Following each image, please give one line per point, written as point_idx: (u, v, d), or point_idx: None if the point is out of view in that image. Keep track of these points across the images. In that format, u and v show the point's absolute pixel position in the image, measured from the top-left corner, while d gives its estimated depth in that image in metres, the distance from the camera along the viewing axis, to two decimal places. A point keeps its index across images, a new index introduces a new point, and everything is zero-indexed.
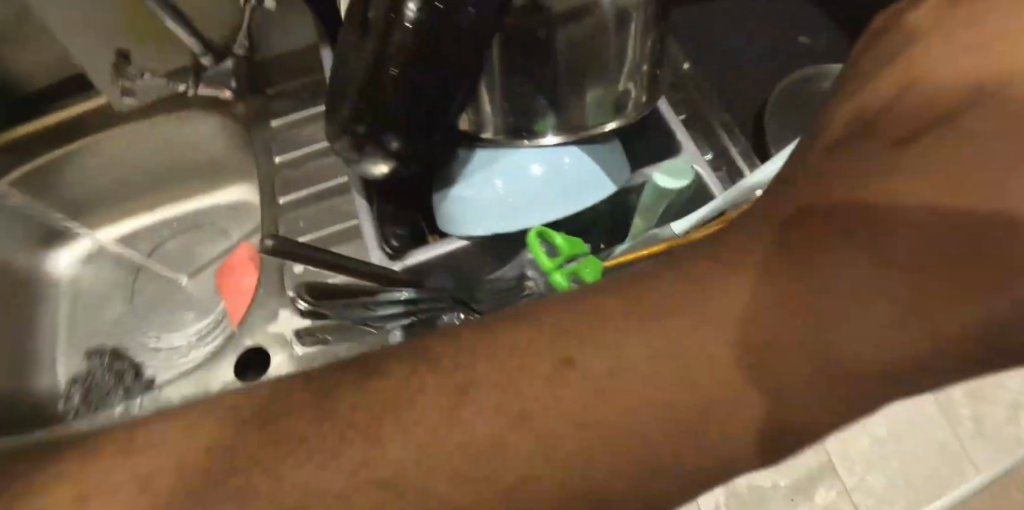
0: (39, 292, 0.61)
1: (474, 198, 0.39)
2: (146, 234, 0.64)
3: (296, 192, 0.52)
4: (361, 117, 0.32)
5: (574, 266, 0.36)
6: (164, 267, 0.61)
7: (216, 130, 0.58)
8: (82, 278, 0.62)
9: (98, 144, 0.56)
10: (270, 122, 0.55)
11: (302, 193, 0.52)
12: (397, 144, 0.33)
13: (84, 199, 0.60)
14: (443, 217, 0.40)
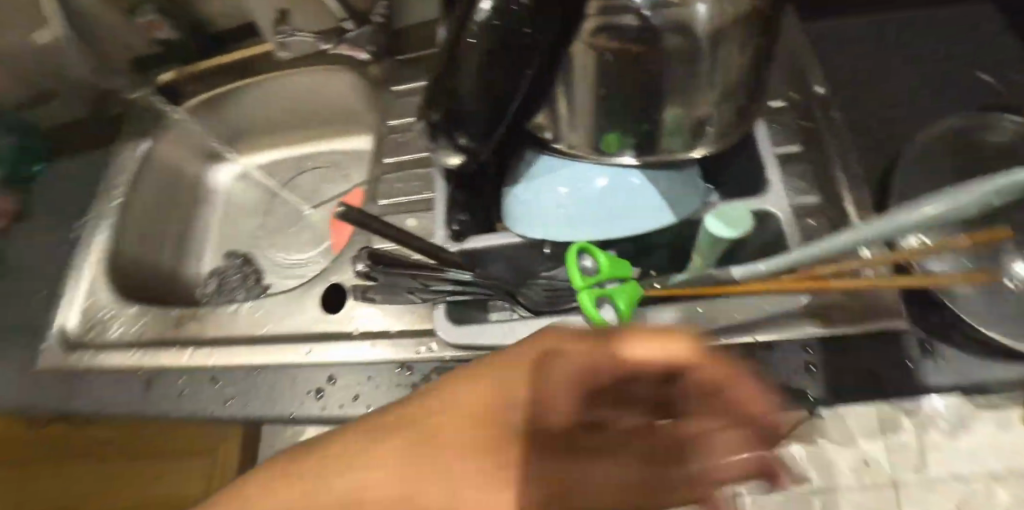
0: (205, 199, 0.75)
1: (539, 197, 0.41)
2: (285, 165, 0.75)
3: (399, 156, 0.52)
4: (439, 111, 0.37)
5: (609, 290, 0.38)
6: (294, 196, 0.72)
7: (348, 87, 0.65)
8: (234, 192, 0.76)
9: (256, 83, 0.67)
10: (390, 88, 0.59)
11: (403, 158, 0.52)
12: (465, 139, 0.37)
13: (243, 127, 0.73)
14: (508, 213, 0.42)
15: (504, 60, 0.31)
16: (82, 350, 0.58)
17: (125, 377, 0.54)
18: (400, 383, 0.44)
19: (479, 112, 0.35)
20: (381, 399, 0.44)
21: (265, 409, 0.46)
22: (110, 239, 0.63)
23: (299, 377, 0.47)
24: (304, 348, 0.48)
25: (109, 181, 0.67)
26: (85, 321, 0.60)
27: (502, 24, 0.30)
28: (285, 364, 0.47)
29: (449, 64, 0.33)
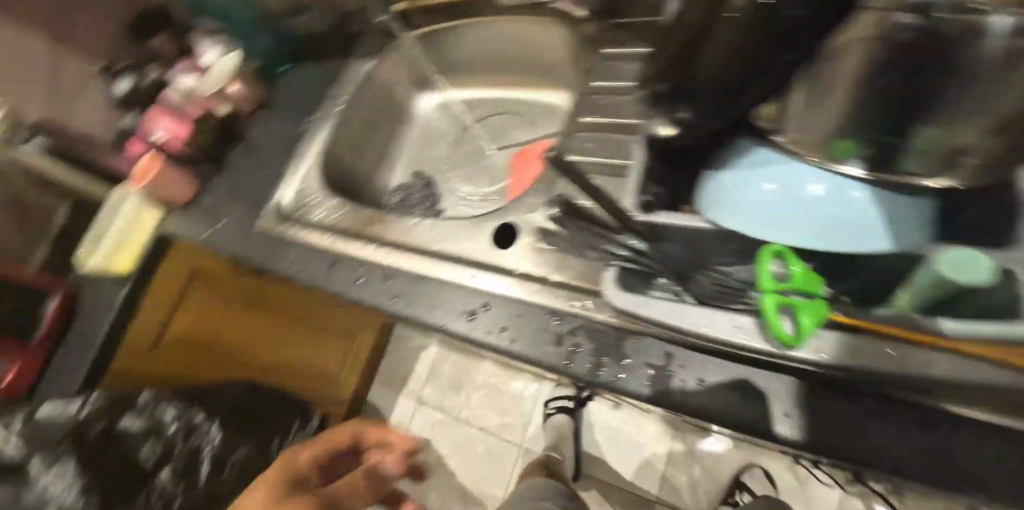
0: (403, 120, 0.84)
1: (742, 191, 0.37)
2: (477, 106, 0.81)
3: (598, 118, 0.54)
4: (666, 77, 0.33)
5: (795, 301, 0.35)
6: (480, 136, 0.79)
7: (559, 42, 0.67)
8: (430, 120, 0.84)
9: (474, 22, 0.72)
10: (601, 50, 0.59)
11: (601, 119, 0.53)
12: (686, 108, 0.34)
13: (450, 61, 0.79)
14: (705, 200, 0.39)
15: (772, 46, 0.27)
16: (290, 222, 0.69)
17: (319, 253, 0.64)
18: (547, 330, 0.46)
19: (714, 89, 0.32)
20: (528, 339, 0.47)
21: (422, 313, 0.52)
22: (326, 138, 0.74)
23: (458, 297, 0.51)
24: (468, 272, 0.52)
25: (337, 89, 0.77)
26: (296, 202, 0.72)
27: (772, 2, 0.25)
28: (450, 279, 0.52)
29: (697, 35, 0.29)
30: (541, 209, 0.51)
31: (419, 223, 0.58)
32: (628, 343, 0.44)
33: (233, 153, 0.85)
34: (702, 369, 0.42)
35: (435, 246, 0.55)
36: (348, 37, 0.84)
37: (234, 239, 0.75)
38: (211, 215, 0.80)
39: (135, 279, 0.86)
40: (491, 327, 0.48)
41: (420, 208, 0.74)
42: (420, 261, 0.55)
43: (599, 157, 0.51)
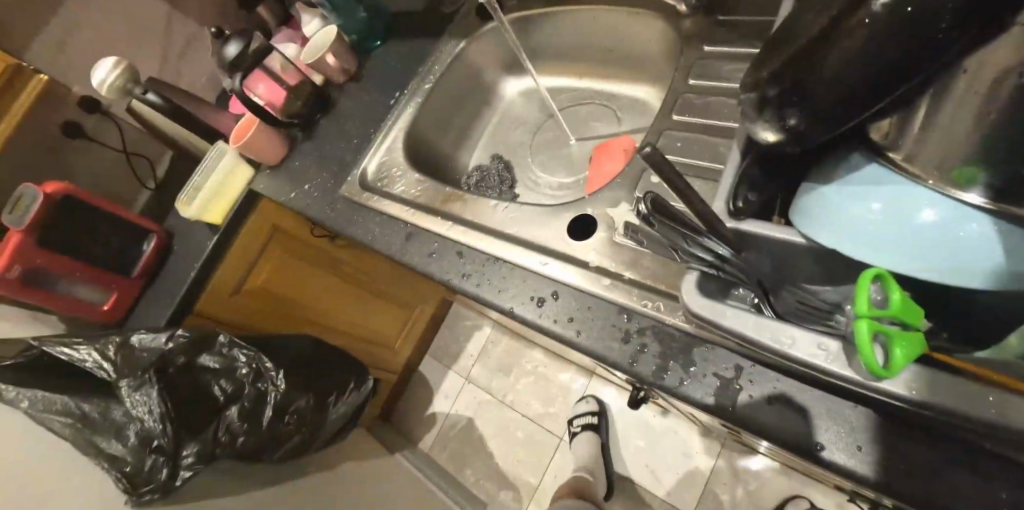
0: (487, 103, 0.86)
1: (860, 205, 0.31)
2: (561, 95, 0.81)
3: (693, 118, 0.52)
4: (775, 79, 0.29)
5: (889, 331, 0.29)
6: (562, 125, 0.79)
7: (656, 36, 0.65)
8: (514, 106, 0.85)
9: (568, 11, 0.71)
10: (704, 47, 0.56)
11: (693, 120, 0.52)
12: (799, 112, 0.29)
13: (538, 48, 0.79)
14: (811, 212, 0.34)
15: (918, 51, 0.23)
16: (372, 192, 0.73)
17: (397, 225, 0.67)
18: (617, 326, 0.46)
19: (832, 98, 0.27)
20: (596, 333, 0.47)
21: (492, 294, 0.53)
22: (413, 116, 0.78)
23: (529, 282, 0.52)
24: (540, 259, 0.52)
25: (425, 68, 0.80)
26: (379, 175, 0.75)
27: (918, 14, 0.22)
28: (521, 265, 0.53)
29: (820, 36, 0.26)
30: (621, 206, 0.51)
31: (496, 206, 0.60)
32: (698, 350, 0.43)
33: (324, 122, 0.90)
34: (775, 388, 0.40)
35: (511, 230, 0.56)
36: (442, 18, 0.86)
37: (317, 204, 0.80)
38: (300, 178, 0.86)
39: (223, 230, 0.94)
40: (558, 316, 0.49)
41: (496, 192, 0.76)
42: (492, 244, 0.56)
43: (689, 158, 0.50)
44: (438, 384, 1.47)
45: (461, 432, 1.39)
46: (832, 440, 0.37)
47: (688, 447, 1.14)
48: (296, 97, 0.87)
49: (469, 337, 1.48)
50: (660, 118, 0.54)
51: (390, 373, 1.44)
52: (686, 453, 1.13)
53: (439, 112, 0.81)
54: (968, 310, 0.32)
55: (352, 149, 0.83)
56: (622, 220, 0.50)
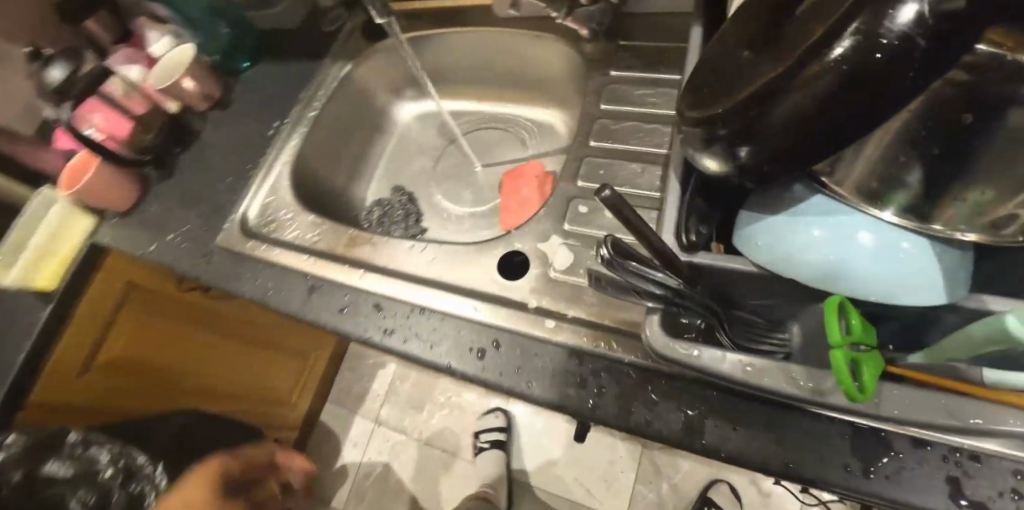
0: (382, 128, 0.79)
1: (812, 230, 0.32)
2: (464, 119, 0.77)
3: (611, 144, 0.52)
4: (727, 119, 0.29)
5: (857, 355, 0.29)
6: (467, 149, 0.74)
7: (559, 59, 0.64)
8: (412, 131, 0.79)
9: (465, 31, 0.68)
10: (610, 72, 0.56)
11: (612, 147, 0.52)
12: (748, 154, 0.30)
13: (436, 69, 0.75)
14: (758, 238, 0.34)
15: (874, 107, 0.23)
16: (259, 240, 0.62)
17: (295, 277, 0.57)
18: (570, 371, 0.43)
19: (782, 146, 0.27)
20: (550, 382, 0.43)
21: (423, 350, 0.47)
22: (299, 147, 0.68)
23: (464, 332, 0.47)
24: (476, 305, 0.47)
25: (308, 93, 0.71)
26: (266, 219, 0.64)
27: (880, 58, 0.22)
28: (454, 313, 0.47)
29: (776, 86, 0.26)
30: (554, 241, 0.48)
31: (414, 248, 0.53)
32: (657, 386, 0.41)
33: (184, 158, 0.76)
34: (735, 415, 0.39)
35: (438, 275, 0.51)
36: (322, 37, 0.77)
37: (184, 256, 0.67)
38: (157, 227, 0.71)
39: (58, 298, 0.74)
40: (504, 367, 0.44)
41: (401, 228, 0.69)
42: (416, 291, 0.50)
43: (613, 185, 0.50)
44: (348, 432, 1.34)
45: (379, 481, 1.28)
46: (794, 458, 0.37)
47: (613, 454, 1.16)
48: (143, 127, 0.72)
49: (377, 375, 1.37)
50: (578, 145, 0.53)
51: (290, 429, 1.27)
52: (612, 460, 1.15)
53: (330, 142, 0.72)
54: (893, 320, 0.34)
55: (224, 187, 0.70)
56: (557, 256, 0.48)
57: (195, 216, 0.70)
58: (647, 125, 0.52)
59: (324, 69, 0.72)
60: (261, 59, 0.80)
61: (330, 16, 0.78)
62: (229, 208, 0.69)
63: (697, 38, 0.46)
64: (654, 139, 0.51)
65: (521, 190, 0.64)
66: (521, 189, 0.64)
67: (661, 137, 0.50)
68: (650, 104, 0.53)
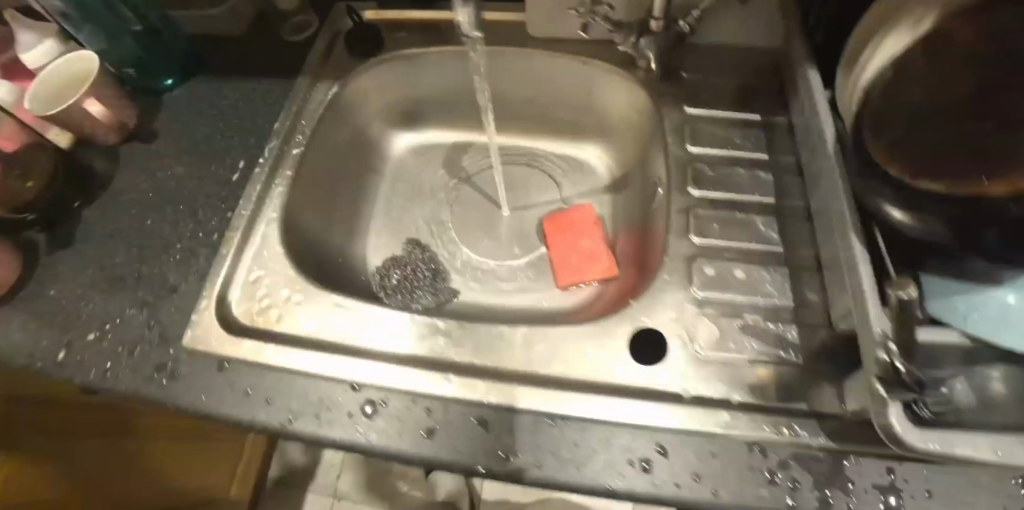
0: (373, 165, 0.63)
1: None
2: (474, 152, 0.65)
3: (712, 193, 0.47)
4: None
5: None
6: (484, 189, 0.63)
7: (604, 89, 0.56)
8: (405, 166, 0.64)
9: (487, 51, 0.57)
10: (683, 108, 0.51)
11: (716, 195, 0.47)
12: None
13: (442, 93, 0.62)
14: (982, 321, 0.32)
15: None
16: (264, 337, 0.46)
17: (337, 386, 0.43)
18: (756, 467, 0.38)
19: None
20: (735, 484, 0.38)
21: (572, 475, 0.38)
22: (283, 199, 0.51)
23: (616, 441, 0.40)
24: (625, 407, 0.41)
25: (285, 125, 0.54)
26: (258, 305, 0.47)
27: None
28: (598, 420, 0.40)
29: None
30: (688, 315, 0.44)
31: (513, 339, 0.45)
32: (849, 470, 0.38)
33: (94, 220, 0.54)
34: (930, 488, 0.37)
35: (558, 373, 0.43)
36: (285, 49, 0.60)
37: (126, 365, 0.47)
38: (72, 325, 0.50)
39: None
40: (680, 478, 0.38)
41: (428, 296, 0.55)
42: (535, 398, 0.41)
43: (729, 241, 0.45)
44: None
45: None
46: None
47: None
48: (27, 181, 0.53)
49: None
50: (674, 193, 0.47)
51: None
52: None
53: (319, 187, 0.56)
54: None
55: (170, 259, 0.51)
56: (694, 331, 0.43)
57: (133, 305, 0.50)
58: (747, 171, 0.48)
59: (301, 93, 0.55)
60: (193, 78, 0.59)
61: (293, 23, 0.60)
62: (185, 287, 0.49)
63: (815, 85, 0.43)
64: (759, 189, 0.48)
65: (580, 241, 0.56)
66: (579, 241, 0.56)
67: (768, 186, 0.47)
68: (742, 146, 0.49)
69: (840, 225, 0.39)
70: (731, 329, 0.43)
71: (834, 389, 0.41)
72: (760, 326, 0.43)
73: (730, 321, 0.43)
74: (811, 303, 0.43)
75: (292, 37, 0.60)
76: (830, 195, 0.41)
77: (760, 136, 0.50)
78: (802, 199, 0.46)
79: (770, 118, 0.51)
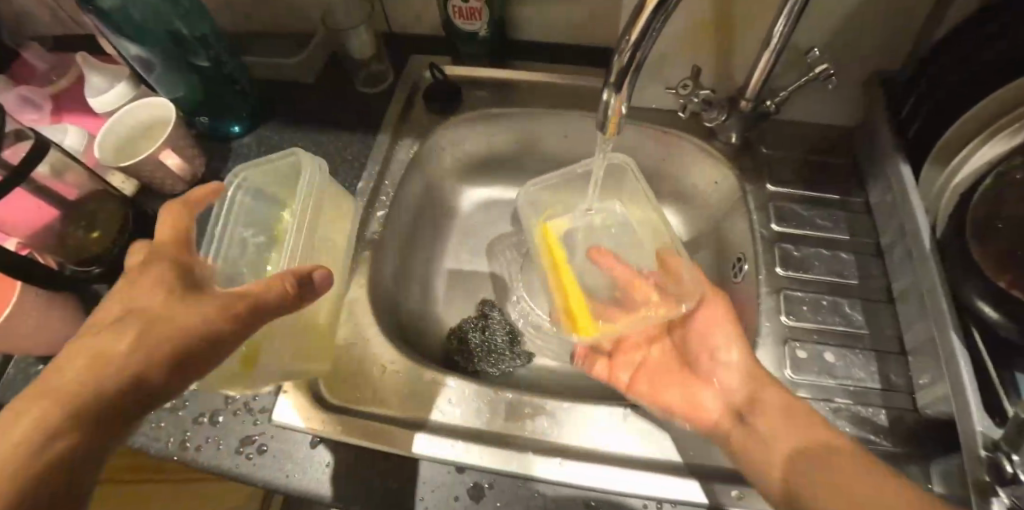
0: (447, 219, 0.64)
1: None
2: None
3: (802, 274, 0.50)
4: None
5: None
6: None
7: (690, 161, 0.58)
8: (476, 221, 0.64)
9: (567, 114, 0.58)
10: (766, 186, 0.54)
11: (803, 276, 0.50)
12: None
13: (517, 151, 0.63)
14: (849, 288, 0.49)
15: None
16: (357, 415, 0.45)
17: (441, 467, 0.42)
18: None
19: None
20: None
21: None
22: (374, 262, 0.52)
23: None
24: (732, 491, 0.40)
25: (368, 185, 0.54)
26: (354, 375, 0.47)
27: None
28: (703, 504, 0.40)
29: None
30: None
31: (619, 416, 0.44)
32: None
33: None
34: None
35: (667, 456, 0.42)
36: (360, 101, 0.60)
37: (204, 435, 0.45)
38: None
39: None
40: None
41: (506, 363, 0.55)
42: (640, 475, 0.41)
43: (817, 323, 0.48)
44: None
45: None
46: None
47: None
48: (93, 232, 0.52)
49: None
50: (761, 270, 0.50)
51: None
52: None
53: (401, 245, 0.57)
54: None
55: None
56: None
57: None
58: (830, 253, 0.51)
59: (386, 149, 0.56)
60: (272, 128, 0.60)
61: (365, 74, 0.61)
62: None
63: (909, 179, 0.46)
64: (843, 270, 0.50)
65: None
66: None
67: (849, 268, 0.50)
68: (825, 228, 0.52)
69: (936, 314, 0.41)
70: (823, 410, 0.45)
71: (921, 469, 0.42)
72: (852, 409, 0.45)
73: (823, 403, 0.45)
74: (896, 386, 0.45)
75: (375, 90, 0.61)
76: (924, 281, 0.43)
77: (840, 216, 0.52)
78: (883, 281, 0.49)
79: (847, 197, 0.54)
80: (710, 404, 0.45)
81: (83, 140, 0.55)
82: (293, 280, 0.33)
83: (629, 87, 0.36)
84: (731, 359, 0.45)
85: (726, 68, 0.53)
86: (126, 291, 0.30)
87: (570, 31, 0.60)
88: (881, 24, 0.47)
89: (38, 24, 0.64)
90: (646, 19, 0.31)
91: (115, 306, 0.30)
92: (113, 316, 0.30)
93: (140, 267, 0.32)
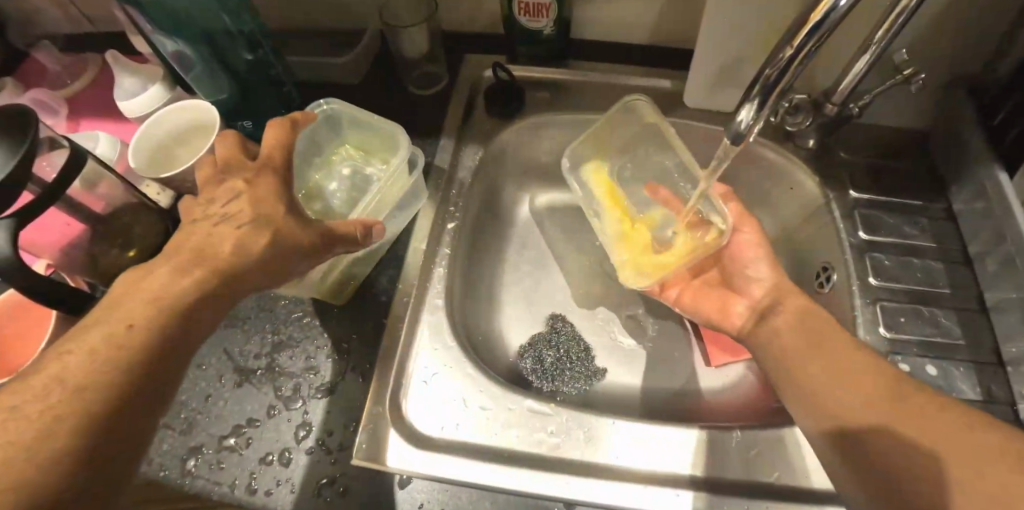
0: (506, 226, 0.60)
1: None
2: None
3: (894, 285, 0.48)
4: None
5: None
6: None
7: (768, 168, 0.56)
8: (535, 229, 0.61)
9: None
10: (849, 192, 0.52)
11: (895, 285, 0.48)
12: None
13: None
14: (885, 224, 0.51)
15: None
16: (444, 449, 0.41)
17: (547, 505, 0.39)
18: None
19: None
20: None
21: None
22: (448, 276, 0.49)
23: None
24: None
25: (435, 195, 0.51)
26: (437, 405, 0.43)
27: None
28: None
29: None
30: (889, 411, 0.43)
31: (731, 441, 0.41)
32: None
33: None
34: None
35: (787, 482, 0.40)
36: (415, 104, 0.56)
37: (273, 479, 0.40)
38: (194, 422, 0.43)
39: None
40: None
41: (582, 381, 0.52)
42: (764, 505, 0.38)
43: (914, 334, 0.46)
44: None
45: None
46: None
47: None
48: (129, 250, 0.47)
49: None
50: (853, 281, 0.48)
51: None
52: None
53: (467, 256, 0.53)
54: None
55: (320, 349, 0.45)
56: None
57: (272, 399, 0.43)
58: (920, 261, 0.49)
59: (448, 157, 0.53)
60: None
61: (417, 74, 0.57)
62: (344, 384, 0.44)
63: (1007, 186, 0.45)
64: (935, 279, 0.49)
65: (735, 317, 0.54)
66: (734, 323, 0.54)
67: (940, 277, 0.49)
68: (911, 235, 0.51)
69: None
70: None
71: None
72: None
73: None
74: (997, 397, 0.44)
75: (431, 91, 0.56)
76: None
77: (924, 222, 0.51)
78: (974, 289, 0.48)
79: (929, 203, 0.52)
80: (740, 311, 0.46)
81: (113, 148, 0.49)
82: (364, 230, 0.38)
83: (766, 106, 0.33)
84: (760, 273, 0.47)
85: (810, 72, 0.51)
86: (247, 198, 0.32)
87: (638, 31, 0.57)
88: (975, 27, 0.46)
89: (48, 23, 0.58)
90: (806, 37, 0.28)
91: (250, 220, 0.32)
92: (239, 212, 0.31)
93: (251, 172, 0.33)
